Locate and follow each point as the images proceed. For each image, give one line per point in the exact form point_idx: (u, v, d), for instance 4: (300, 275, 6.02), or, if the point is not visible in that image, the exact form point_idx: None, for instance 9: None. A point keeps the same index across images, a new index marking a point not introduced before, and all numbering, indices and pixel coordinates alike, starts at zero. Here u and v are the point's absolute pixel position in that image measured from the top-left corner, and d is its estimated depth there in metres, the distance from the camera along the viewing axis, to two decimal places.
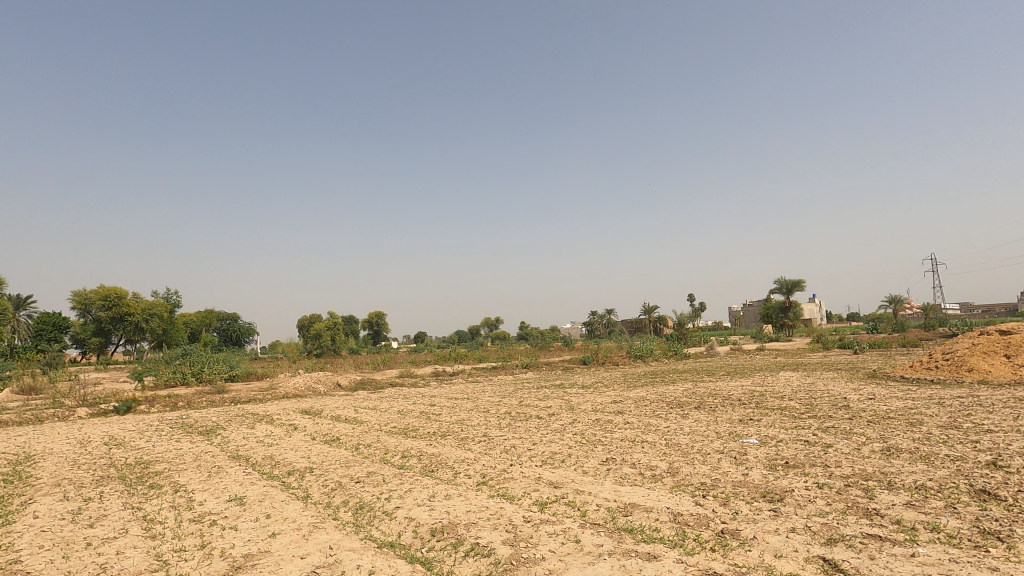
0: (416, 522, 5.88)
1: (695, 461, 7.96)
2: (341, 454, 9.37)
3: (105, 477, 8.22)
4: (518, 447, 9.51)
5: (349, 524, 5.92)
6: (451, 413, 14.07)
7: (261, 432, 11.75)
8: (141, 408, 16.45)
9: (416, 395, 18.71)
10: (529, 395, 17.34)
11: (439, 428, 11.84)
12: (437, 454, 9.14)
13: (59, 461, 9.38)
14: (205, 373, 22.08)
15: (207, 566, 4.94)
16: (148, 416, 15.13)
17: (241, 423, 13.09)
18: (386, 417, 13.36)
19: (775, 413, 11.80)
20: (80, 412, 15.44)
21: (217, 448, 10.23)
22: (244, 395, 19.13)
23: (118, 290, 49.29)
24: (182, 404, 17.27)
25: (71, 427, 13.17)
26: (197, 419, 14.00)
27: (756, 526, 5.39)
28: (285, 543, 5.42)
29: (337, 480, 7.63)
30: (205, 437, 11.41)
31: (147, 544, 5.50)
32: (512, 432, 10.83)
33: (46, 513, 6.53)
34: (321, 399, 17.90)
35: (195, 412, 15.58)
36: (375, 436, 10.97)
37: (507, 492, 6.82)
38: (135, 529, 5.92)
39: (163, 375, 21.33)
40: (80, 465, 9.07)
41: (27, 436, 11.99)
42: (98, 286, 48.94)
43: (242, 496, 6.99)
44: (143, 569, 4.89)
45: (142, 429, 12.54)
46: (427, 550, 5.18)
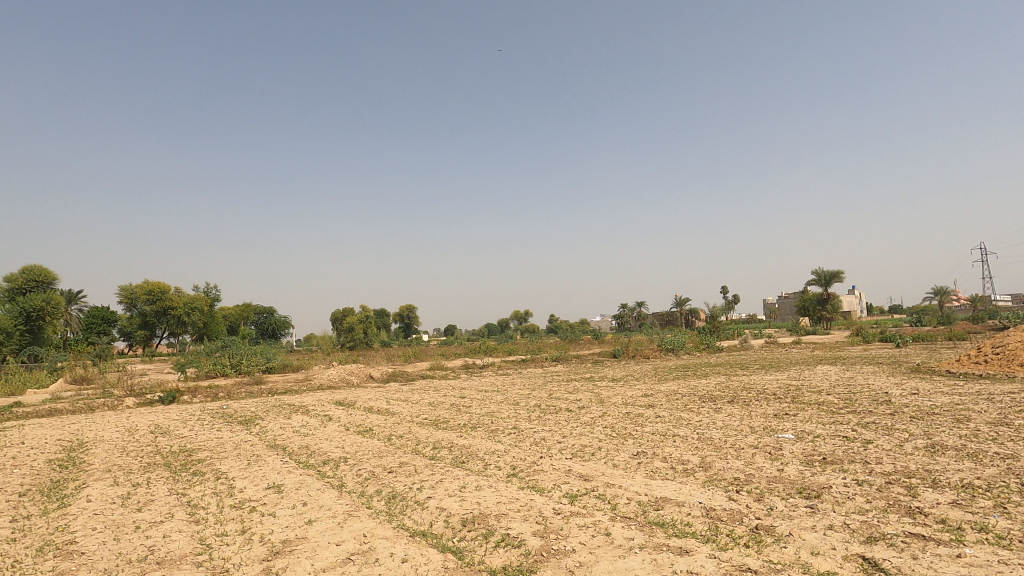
0: (447, 511, 5.97)
1: (728, 456, 7.83)
2: (374, 444, 9.57)
3: (152, 464, 8.60)
4: (547, 439, 9.52)
5: (382, 513, 6.05)
6: (481, 405, 14.19)
7: (297, 422, 12.08)
8: (185, 397, 17.15)
9: (446, 387, 18.89)
10: (559, 387, 17.29)
11: (469, 420, 11.94)
12: (467, 446, 9.23)
13: (109, 448, 9.86)
14: (244, 365, 22.78)
15: (248, 551, 5.12)
16: (191, 406, 15.77)
17: (278, 413, 13.49)
18: (417, 409, 13.56)
19: (812, 408, 11.50)
20: (128, 402, 16.18)
21: (255, 438, 10.55)
22: (281, 386, 19.72)
23: (162, 285, 51.31)
24: (223, 395, 17.89)
25: (119, 416, 13.80)
26: (236, 409, 14.50)
27: (792, 523, 5.28)
28: (321, 530, 5.57)
29: (371, 470, 7.79)
30: (244, 426, 11.82)
31: (192, 528, 5.73)
32: (541, 425, 10.84)
33: (98, 496, 6.87)
34: (354, 391, 18.31)
35: (233, 403, 16.08)
36: (407, 427, 11.14)
37: (537, 484, 6.85)
38: (180, 514, 6.18)
39: (205, 367, 22.15)
40: (129, 452, 9.52)
41: (80, 424, 12.59)
42: (143, 281, 50.90)
43: (280, 484, 7.22)
44: (188, 552, 5.11)
45: (185, 419, 13.06)
46: (458, 540, 5.24)
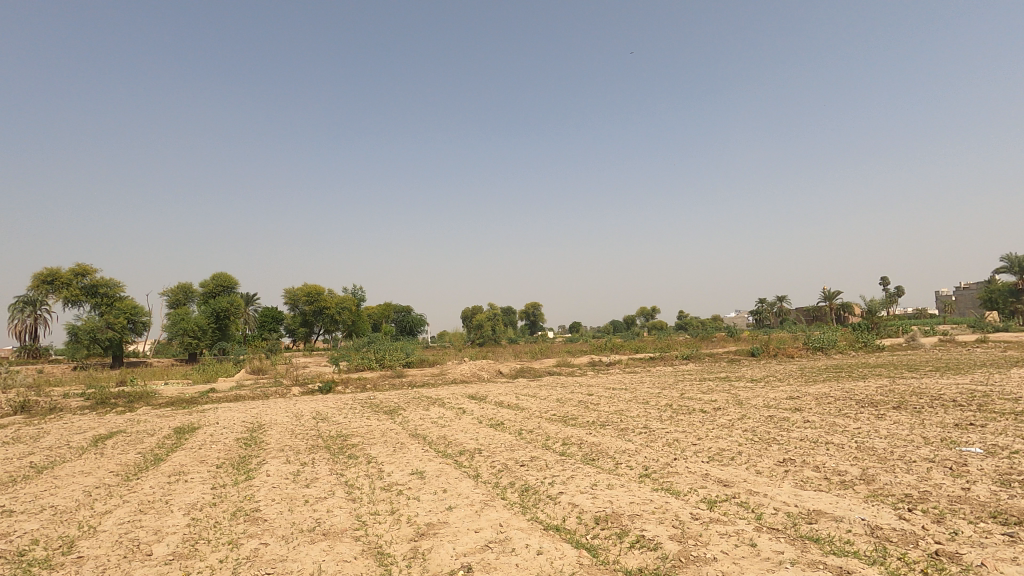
0: (580, 508, 5.99)
1: (896, 469, 6.91)
2: (506, 438, 9.89)
3: (315, 446, 9.72)
4: (681, 441, 9.13)
5: (517, 505, 6.24)
6: (609, 403, 14.02)
7: (435, 414, 12.89)
8: (339, 388, 19.12)
9: (573, 384, 18.94)
10: (691, 387, 16.51)
11: (598, 417, 11.85)
12: (597, 443, 9.17)
13: (282, 430, 11.34)
14: (387, 360, 24.81)
15: (397, 530, 5.57)
16: (344, 395, 17.55)
17: (417, 405, 14.50)
18: (545, 405, 13.76)
19: (1007, 418, 9.71)
20: (295, 391, 18.44)
21: (399, 427, 11.44)
22: (419, 379, 21.16)
23: (317, 287, 57.63)
24: (370, 386, 19.66)
25: (288, 403, 15.78)
26: (381, 399, 15.85)
27: (984, 552, 4.51)
28: (461, 517, 5.89)
29: (504, 462, 8.07)
30: (389, 416, 12.88)
31: (350, 505, 6.37)
32: (674, 426, 10.42)
33: (275, 472, 7.91)
34: (485, 386, 19.08)
35: (379, 394, 17.60)
36: (536, 423, 11.35)
37: (672, 487, 6.60)
38: (340, 492, 6.90)
39: (354, 361, 24.50)
40: (297, 434, 10.85)
41: (258, 409, 14.62)
42: (303, 284, 57.64)
43: (423, 471, 7.76)
44: (348, 527, 5.68)
45: (340, 407, 14.57)
46: (592, 537, 5.23)
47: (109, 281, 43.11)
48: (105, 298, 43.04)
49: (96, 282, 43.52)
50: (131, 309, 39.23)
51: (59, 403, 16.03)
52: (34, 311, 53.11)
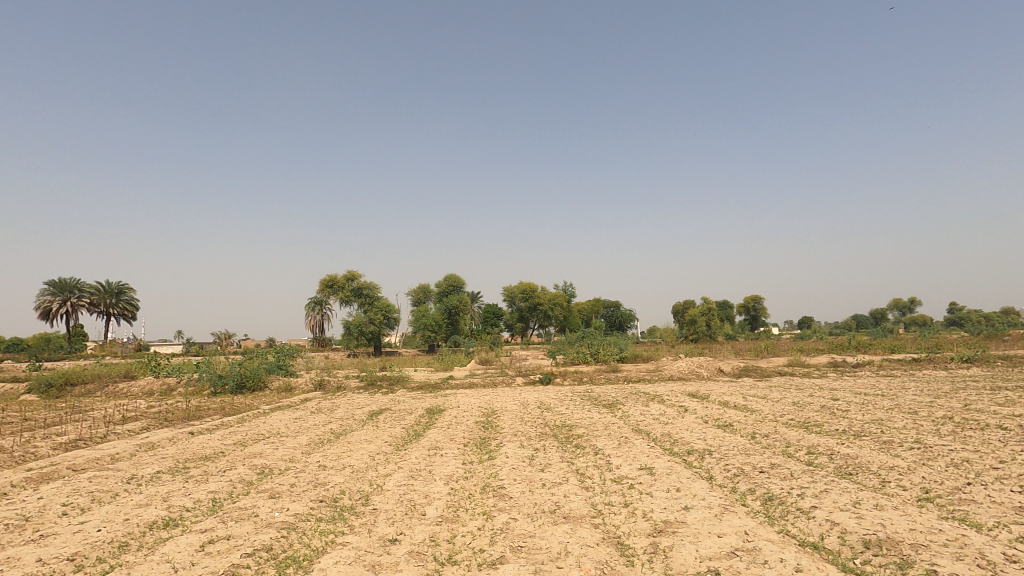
0: (842, 527, 5.25)
1: None
2: (738, 441, 9.20)
3: (544, 433, 10.32)
4: (974, 463, 7.38)
5: (762, 514, 5.75)
6: (863, 410, 12.05)
7: (656, 411, 12.63)
8: (558, 380, 20.05)
9: (812, 386, 16.76)
10: (981, 397, 13.25)
11: (849, 426, 10.28)
12: (853, 456, 7.95)
13: (513, 417, 12.32)
14: (601, 355, 25.18)
15: (634, 523, 5.59)
16: (563, 387, 18.34)
17: (636, 400, 14.39)
18: (780, 408, 12.43)
19: None
20: (519, 381, 19.91)
21: (621, 421, 11.49)
22: (635, 375, 21.01)
23: (531, 284, 61.05)
24: (586, 380, 20.18)
25: (514, 392, 17.10)
26: (599, 393, 16.15)
27: None
28: (700, 519, 5.65)
29: (740, 467, 7.51)
30: (609, 410, 13.04)
31: (584, 493, 6.60)
32: (961, 444, 8.47)
33: (513, 454, 8.61)
34: (706, 384, 18.07)
35: (596, 387, 17.96)
36: (772, 427, 10.33)
37: (971, 518, 5.36)
38: (573, 479, 7.20)
39: (570, 355, 25.43)
40: (526, 421, 11.68)
41: (490, 396, 16.14)
42: (519, 282, 61.93)
43: (652, 467, 7.66)
44: (586, 513, 5.90)
45: (561, 398, 15.25)
46: (863, 563, 4.54)
47: (371, 284, 52.59)
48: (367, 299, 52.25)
49: (361, 286, 53.13)
50: (386, 307, 46.83)
51: (344, 382, 19.95)
52: (321, 309, 67.01)
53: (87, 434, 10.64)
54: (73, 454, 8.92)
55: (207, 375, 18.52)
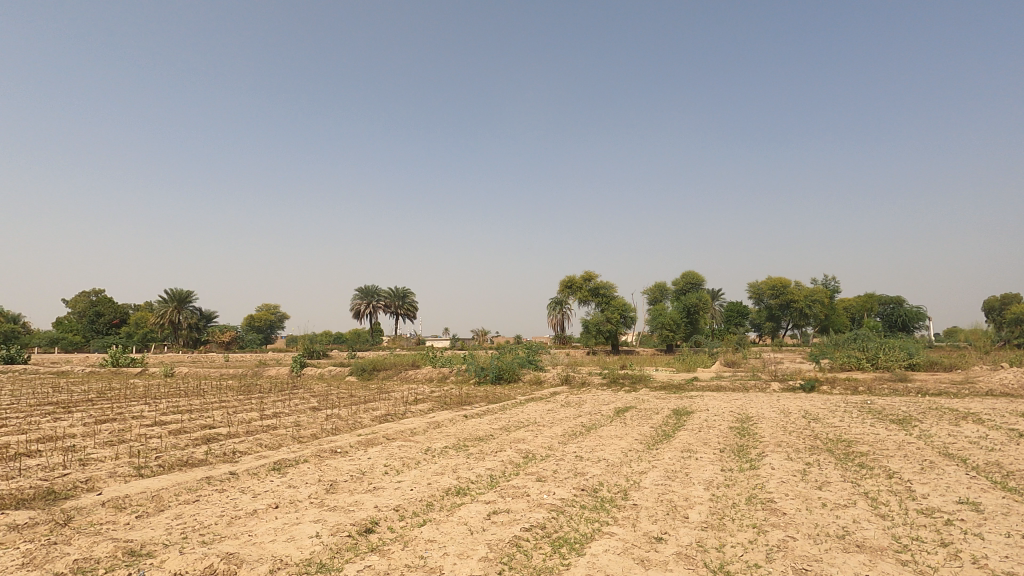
0: None
1: None
2: None
3: (816, 447, 9.08)
4: None
5: None
6: None
7: (973, 432, 10.03)
8: (824, 387, 17.48)
9: None
10: None
11: None
12: None
13: (773, 425, 11.16)
14: (881, 360, 21.13)
15: (960, 569, 4.51)
16: (833, 396, 15.90)
17: (939, 417, 11.66)
18: None
19: None
20: (775, 386, 17.97)
21: (920, 441, 9.42)
22: (933, 386, 17.06)
23: (783, 279, 54.61)
24: (863, 389, 17.14)
25: (771, 398, 15.48)
26: (884, 405, 13.55)
27: None
28: None
29: None
30: (901, 426, 10.83)
31: (881, 522, 5.58)
32: None
33: (780, 466, 7.77)
34: None
35: (878, 398, 15.12)
36: None
37: None
38: (862, 503, 6.16)
39: (839, 359, 21.95)
40: (791, 431, 10.44)
41: (742, 401, 14.93)
42: (767, 277, 56.04)
43: (977, 502, 6.09)
44: (886, 546, 4.98)
45: (831, 408, 13.24)
46: None
47: (606, 285, 54.45)
48: (604, 298, 53.64)
49: (598, 285, 54.97)
50: (622, 306, 47.40)
51: (588, 379, 20.74)
52: (560, 309, 71.09)
53: (392, 410, 13.19)
54: (386, 426, 11.15)
55: (473, 366, 21.27)
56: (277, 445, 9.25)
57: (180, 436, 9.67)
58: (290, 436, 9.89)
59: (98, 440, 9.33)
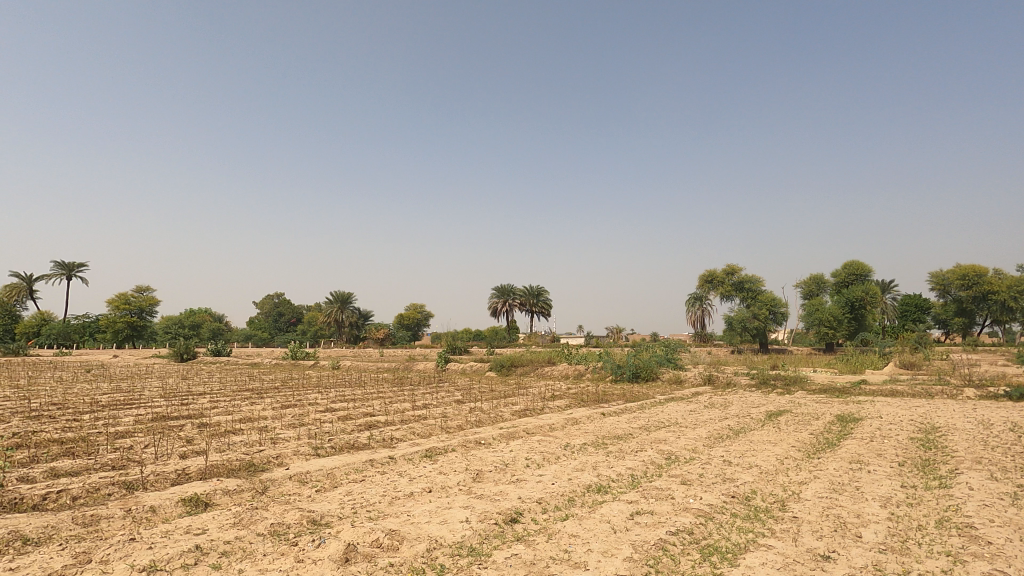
0: None
1: None
2: None
3: None
4: None
5: None
6: None
7: None
8: None
9: None
10: None
11: None
12: None
13: (968, 438, 9.50)
14: None
15: None
16: None
17: None
18: None
19: None
20: (969, 392, 15.28)
21: None
22: None
23: (977, 267, 46.26)
24: None
25: (964, 406, 13.19)
26: None
27: None
28: None
29: None
30: None
31: None
32: None
33: (981, 487, 6.58)
34: None
35: None
36: None
37: None
38: None
39: None
40: (994, 447, 8.78)
41: (925, 408, 12.91)
42: (956, 265, 47.87)
43: None
44: None
45: None
46: None
47: (753, 278, 50.48)
48: (750, 293, 49.85)
49: (743, 279, 51.25)
50: (771, 301, 43.68)
51: (733, 379, 19.40)
52: (701, 305, 67.43)
53: (530, 405, 13.55)
54: (525, 420, 11.50)
55: (609, 364, 21.05)
56: (428, 433, 9.99)
57: (347, 422, 10.88)
58: (439, 426, 10.62)
59: (284, 422, 10.84)
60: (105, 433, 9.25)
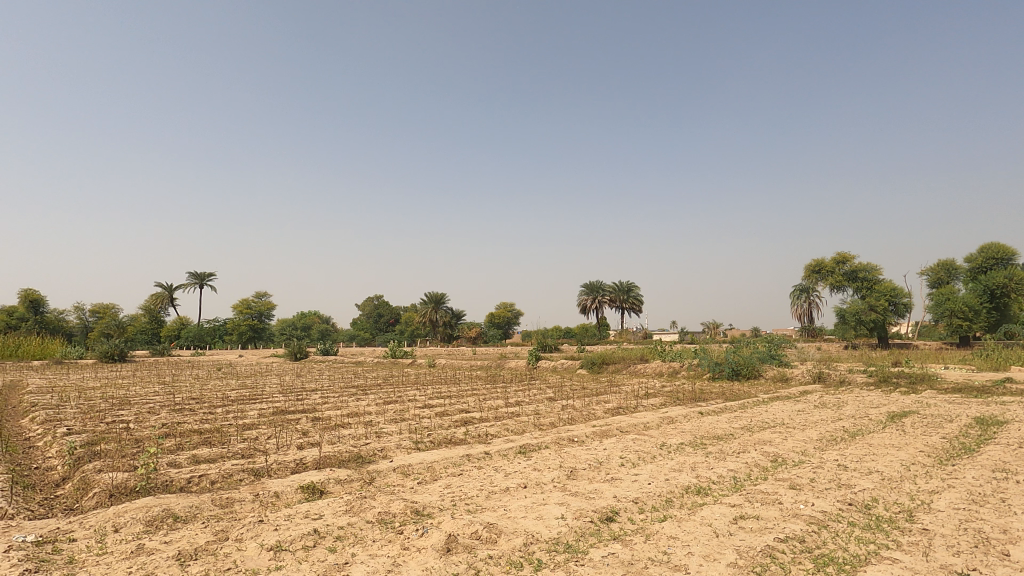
0: None
1: None
2: None
3: None
4: None
5: None
6: None
7: None
8: None
9: None
10: None
11: None
12: None
13: None
14: None
15: None
16: None
17: None
18: None
19: None
20: None
21: None
22: None
23: None
24: None
25: None
26: None
27: None
28: None
29: None
30: None
31: None
32: None
33: None
34: None
35: None
36: None
37: None
38: None
39: None
40: None
41: None
42: None
43: None
44: None
45: None
46: None
47: (868, 266, 46.06)
48: (865, 283, 45.53)
49: (856, 268, 46.93)
50: (891, 291, 39.63)
51: (848, 377, 17.85)
52: (808, 296, 62.57)
53: (623, 403, 13.32)
54: (619, 418, 11.33)
55: (706, 361, 20.17)
56: (521, 430, 10.15)
57: (444, 418, 11.32)
58: (532, 423, 10.74)
59: (387, 417, 11.50)
60: (235, 424, 10.32)
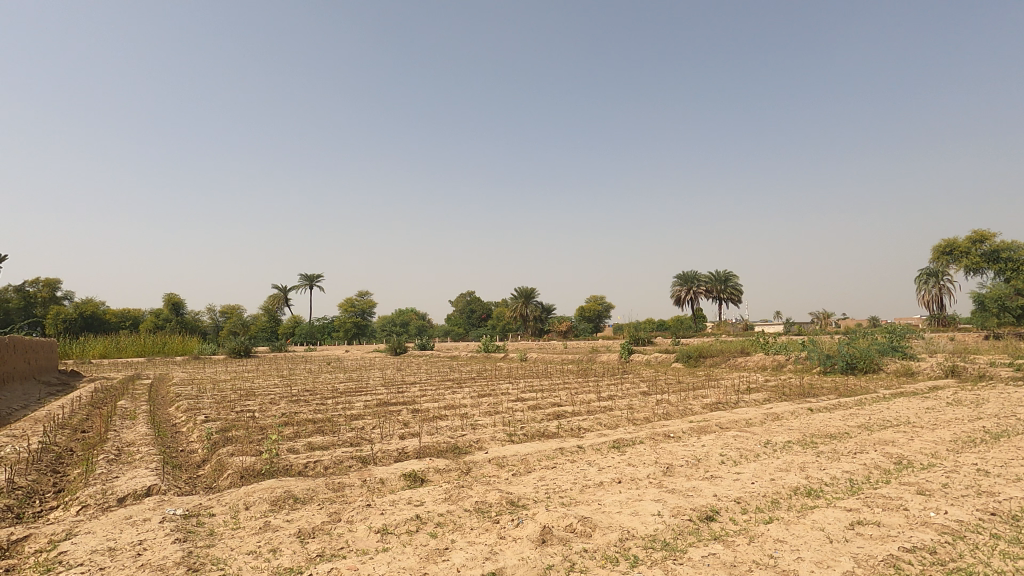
0: None
1: None
2: None
3: None
4: None
5: None
6: None
7: None
8: None
9: None
10: None
11: None
12: None
13: None
14: None
15: None
16: None
17: None
18: None
19: None
20: None
21: None
22: None
23: None
24: None
25: None
26: None
27: None
28: None
29: None
30: None
31: None
32: None
33: None
34: None
35: None
36: None
37: None
38: None
39: None
40: None
41: None
42: None
43: None
44: None
45: None
46: None
47: (1014, 245, 40.26)
48: (1010, 264, 39.89)
49: (997, 247, 41.28)
50: None
51: (989, 371, 15.76)
52: (937, 281, 55.92)
53: (723, 398, 12.71)
54: (719, 414, 10.82)
55: (815, 354, 18.70)
56: (614, 425, 10.01)
57: (536, 411, 11.44)
58: (625, 418, 10.56)
59: (482, 410, 11.81)
60: (344, 415, 11.09)
